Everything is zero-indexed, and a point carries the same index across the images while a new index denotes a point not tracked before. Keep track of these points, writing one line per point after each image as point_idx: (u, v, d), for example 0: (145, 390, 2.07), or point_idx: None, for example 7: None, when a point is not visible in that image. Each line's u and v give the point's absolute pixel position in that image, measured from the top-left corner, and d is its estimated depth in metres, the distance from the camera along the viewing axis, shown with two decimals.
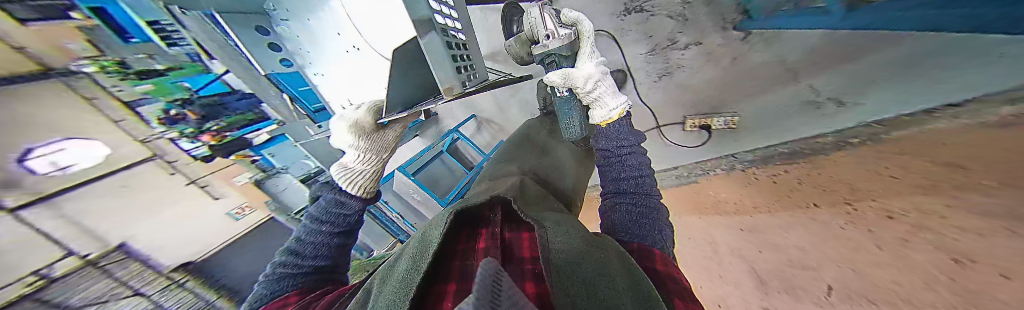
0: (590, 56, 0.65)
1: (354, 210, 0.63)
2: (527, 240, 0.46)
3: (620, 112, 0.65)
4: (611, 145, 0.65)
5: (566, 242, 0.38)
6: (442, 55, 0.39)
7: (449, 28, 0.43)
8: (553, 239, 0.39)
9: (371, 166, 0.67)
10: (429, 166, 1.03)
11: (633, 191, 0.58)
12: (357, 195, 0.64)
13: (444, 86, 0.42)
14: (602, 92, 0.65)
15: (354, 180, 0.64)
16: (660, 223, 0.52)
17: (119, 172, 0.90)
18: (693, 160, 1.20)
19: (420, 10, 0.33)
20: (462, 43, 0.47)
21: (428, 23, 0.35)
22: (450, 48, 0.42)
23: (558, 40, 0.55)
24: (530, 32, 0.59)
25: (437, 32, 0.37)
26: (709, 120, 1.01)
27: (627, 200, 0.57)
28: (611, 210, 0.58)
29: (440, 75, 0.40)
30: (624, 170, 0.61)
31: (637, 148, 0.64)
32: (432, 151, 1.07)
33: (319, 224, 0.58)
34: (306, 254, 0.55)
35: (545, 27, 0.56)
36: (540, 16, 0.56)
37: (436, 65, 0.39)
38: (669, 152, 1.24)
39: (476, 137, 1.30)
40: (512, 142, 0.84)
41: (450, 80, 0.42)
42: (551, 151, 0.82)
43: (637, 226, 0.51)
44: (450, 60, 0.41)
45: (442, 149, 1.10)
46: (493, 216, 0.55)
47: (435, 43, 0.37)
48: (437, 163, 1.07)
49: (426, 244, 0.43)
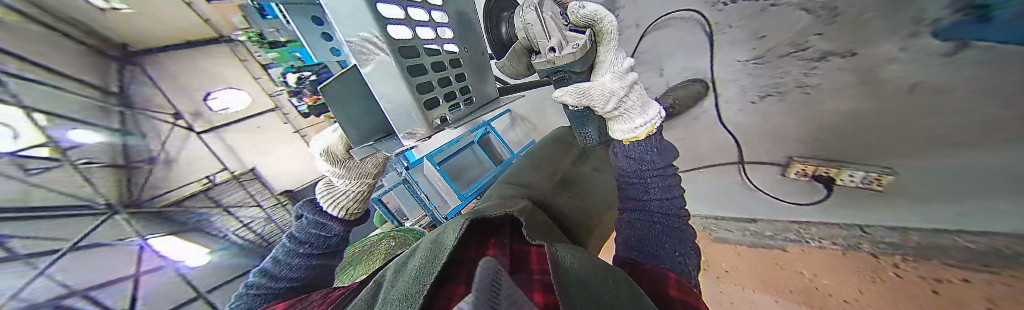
0: (617, 67, 0.44)
1: (334, 232, 0.54)
2: (536, 255, 0.39)
3: (652, 128, 0.48)
4: (633, 167, 0.48)
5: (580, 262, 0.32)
6: (402, 87, 0.25)
7: (426, 42, 0.31)
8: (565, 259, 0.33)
9: (359, 186, 0.54)
10: (457, 155, 1.03)
11: (659, 212, 0.44)
12: (341, 216, 0.54)
13: (403, 129, 0.28)
14: (631, 112, 0.47)
15: (336, 200, 0.53)
16: (682, 249, 0.39)
17: (248, 116, 1.68)
18: (777, 217, 0.81)
19: (358, 24, 0.22)
20: (450, 58, 0.36)
21: (378, 44, 0.23)
22: (409, 57, 0.28)
23: (571, 49, 0.35)
24: (524, 38, 0.38)
25: (392, 53, 0.24)
26: (832, 171, 0.61)
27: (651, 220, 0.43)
28: (625, 226, 0.46)
29: (396, 114, 0.27)
30: (650, 190, 0.46)
31: (669, 168, 0.47)
32: (462, 142, 1.07)
33: (297, 245, 0.49)
34: (280, 275, 0.46)
35: (547, 33, 0.35)
36: (544, 15, 0.35)
37: (390, 99, 0.26)
38: (743, 200, 0.88)
39: (506, 133, 1.24)
40: (527, 158, 0.73)
41: (412, 121, 0.27)
42: (575, 173, 0.69)
43: (655, 246, 0.40)
44: (411, 80, 0.27)
45: (471, 141, 1.10)
46: (505, 230, 0.48)
47: (388, 70, 0.24)
48: (467, 153, 1.07)
49: (439, 242, 0.38)
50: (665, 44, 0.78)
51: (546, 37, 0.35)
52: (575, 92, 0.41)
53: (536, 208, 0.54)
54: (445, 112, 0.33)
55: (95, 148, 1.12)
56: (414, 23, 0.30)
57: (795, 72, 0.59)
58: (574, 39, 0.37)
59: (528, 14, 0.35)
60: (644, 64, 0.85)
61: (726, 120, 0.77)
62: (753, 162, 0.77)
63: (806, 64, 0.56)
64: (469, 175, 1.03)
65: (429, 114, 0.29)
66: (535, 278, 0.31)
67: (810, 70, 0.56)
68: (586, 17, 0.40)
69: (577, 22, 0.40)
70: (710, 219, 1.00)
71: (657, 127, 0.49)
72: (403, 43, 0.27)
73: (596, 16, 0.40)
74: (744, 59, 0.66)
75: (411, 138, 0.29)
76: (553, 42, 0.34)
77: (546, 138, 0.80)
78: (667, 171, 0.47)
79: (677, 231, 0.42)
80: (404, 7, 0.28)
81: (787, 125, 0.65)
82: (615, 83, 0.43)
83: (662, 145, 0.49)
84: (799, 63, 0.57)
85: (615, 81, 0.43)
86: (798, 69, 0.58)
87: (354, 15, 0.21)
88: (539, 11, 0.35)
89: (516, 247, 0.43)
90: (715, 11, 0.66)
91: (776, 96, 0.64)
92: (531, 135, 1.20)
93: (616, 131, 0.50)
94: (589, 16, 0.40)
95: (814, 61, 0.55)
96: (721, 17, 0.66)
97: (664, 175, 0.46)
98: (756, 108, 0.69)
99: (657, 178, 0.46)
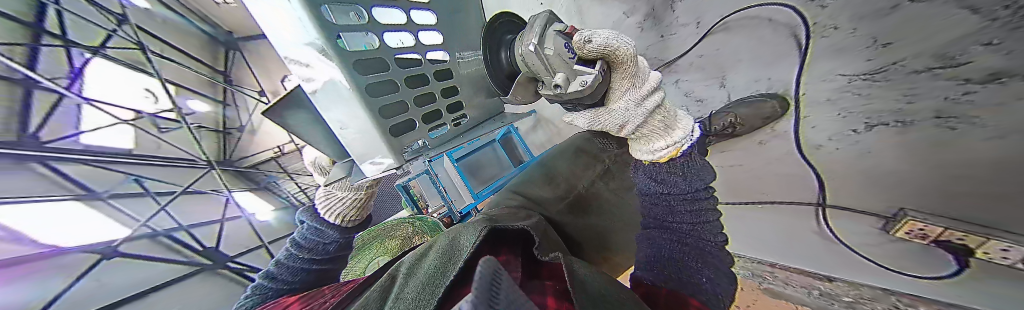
0: (635, 95, 0.36)
1: (333, 238, 0.56)
2: (549, 269, 0.30)
3: (679, 150, 0.41)
4: (654, 190, 0.40)
5: (599, 278, 0.23)
6: (361, 115, 0.21)
7: (400, 51, 0.28)
8: (583, 271, 0.24)
9: (356, 193, 0.55)
10: (480, 151, 1.02)
11: (681, 235, 0.33)
12: (338, 224, 0.57)
13: (366, 157, 0.26)
14: (651, 134, 0.41)
15: (332, 207, 0.55)
16: (710, 273, 0.27)
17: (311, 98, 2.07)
18: (874, 284, 0.59)
19: (299, 35, 0.15)
20: (433, 69, 0.34)
21: (329, 60, 0.17)
22: (370, 79, 0.22)
23: (578, 87, 0.30)
24: (526, 69, 0.34)
25: (350, 73, 0.18)
26: (982, 239, 0.37)
27: (667, 238, 0.33)
28: (645, 245, 0.35)
29: (359, 142, 0.24)
30: (679, 216, 0.35)
31: (706, 190, 0.37)
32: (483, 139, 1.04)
33: (298, 249, 0.50)
34: (283, 279, 0.44)
35: (549, 68, 0.30)
36: (547, 53, 0.30)
37: (349, 127, 0.22)
38: (798, 247, 0.72)
39: (529, 135, 1.26)
40: (540, 168, 0.68)
41: (376, 148, 0.25)
42: (592, 190, 0.63)
43: (685, 267, 0.28)
44: (374, 117, 0.22)
45: (494, 138, 1.07)
46: (519, 243, 0.38)
47: (341, 93, 0.19)
48: (487, 149, 1.05)
49: (454, 246, 0.30)
50: (733, 48, 0.67)
51: (551, 72, 0.31)
52: (588, 113, 0.37)
53: (548, 228, 0.46)
54: (421, 132, 0.31)
55: (205, 116, 1.56)
56: (382, 30, 0.25)
57: (934, 98, 0.38)
58: (582, 74, 0.31)
59: (528, 52, 0.30)
60: (700, 71, 0.75)
61: (809, 154, 0.63)
62: (841, 208, 0.60)
63: (956, 87, 0.35)
64: (485, 174, 1.02)
65: (396, 141, 0.26)
66: (551, 283, 0.24)
67: (964, 96, 0.35)
68: (597, 50, 0.30)
69: (585, 56, 0.30)
70: (763, 265, 0.83)
71: (683, 149, 0.41)
72: (368, 58, 0.22)
73: (609, 46, 0.30)
74: (851, 72, 0.50)
75: (376, 166, 0.27)
76: (558, 79, 0.29)
77: (559, 145, 0.73)
78: (700, 194, 0.36)
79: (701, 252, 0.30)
80: (368, 13, 0.23)
81: (882, 168, 0.50)
82: (634, 110, 0.36)
83: (691, 158, 0.41)
84: (943, 85, 0.37)
85: (634, 110, 0.36)
86: (945, 94, 0.37)
87: (289, 26, 0.15)
88: (540, 45, 0.30)
89: (529, 263, 0.34)
90: (816, 7, 0.52)
91: (894, 127, 0.45)
92: (555, 139, 1.18)
93: (640, 151, 0.44)
94: (601, 49, 0.30)
95: (963, 83, 0.34)
96: (823, 15, 0.51)
97: (694, 199, 0.36)
98: (857, 140, 0.53)
99: (684, 201, 0.36)
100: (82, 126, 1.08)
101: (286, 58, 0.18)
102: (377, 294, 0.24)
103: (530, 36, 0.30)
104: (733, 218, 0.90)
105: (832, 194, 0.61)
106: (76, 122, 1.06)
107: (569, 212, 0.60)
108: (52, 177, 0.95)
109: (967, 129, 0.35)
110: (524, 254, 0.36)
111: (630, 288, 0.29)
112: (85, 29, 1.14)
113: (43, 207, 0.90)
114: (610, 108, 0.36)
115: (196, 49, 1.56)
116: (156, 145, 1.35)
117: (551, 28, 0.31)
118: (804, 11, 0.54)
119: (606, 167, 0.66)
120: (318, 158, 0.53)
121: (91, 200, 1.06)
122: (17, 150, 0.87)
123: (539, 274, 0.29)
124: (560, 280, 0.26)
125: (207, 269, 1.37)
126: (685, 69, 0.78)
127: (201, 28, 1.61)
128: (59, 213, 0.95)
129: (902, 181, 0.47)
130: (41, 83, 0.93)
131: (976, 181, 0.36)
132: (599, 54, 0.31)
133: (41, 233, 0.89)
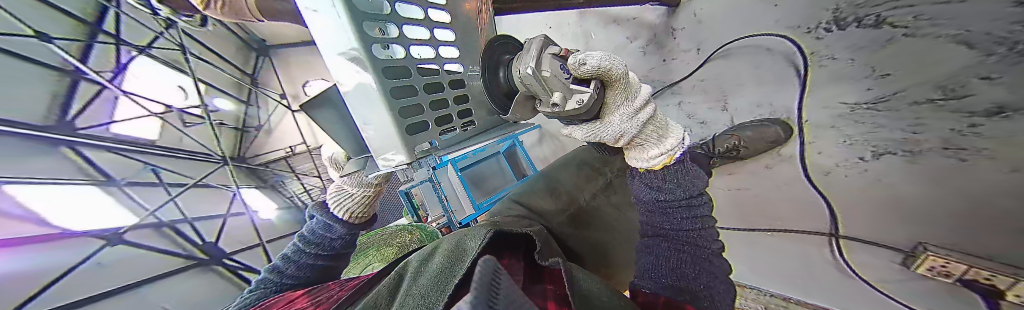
0: (628, 109, 0.35)
1: (338, 234, 0.53)
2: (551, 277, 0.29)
3: (671, 157, 0.39)
4: (648, 196, 0.39)
5: (606, 297, 0.23)
6: (383, 114, 0.21)
7: (421, 62, 0.28)
8: (592, 292, 0.23)
9: (365, 190, 0.52)
10: (484, 162, 1.04)
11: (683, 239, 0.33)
12: (346, 220, 0.54)
13: (380, 152, 0.25)
14: (645, 143, 0.38)
15: (342, 203, 0.53)
16: (710, 281, 0.27)
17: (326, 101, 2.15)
18: None
19: (339, 44, 0.17)
20: (449, 78, 0.34)
21: (361, 66, 0.18)
22: (393, 80, 0.23)
23: (575, 106, 0.28)
24: (524, 88, 0.30)
25: (378, 76, 0.19)
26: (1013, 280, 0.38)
27: (668, 246, 0.33)
28: (647, 252, 0.35)
29: (377, 137, 0.24)
30: (678, 223, 0.34)
31: (701, 197, 0.36)
32: (489, 151, 1.06)
33: (306, 244, 0.50)
34: (287, 274, 0.46)
35: (548, 89, 0.28)
36: (544, 75, 0.26)
37: (370, 123, 0.23)
38: (819, 282, 0.70)
39: (534, 148, 1.26)
40: (545, 179, 0.67)
41: (391, 146, 0.24)
42: (594, 204, 0.63)
43: (692, 268, 0.29)
44: (397, 116, 0.22)
45: (500, 150, 1.10)
46: (523, 250, 0.37)
47: (369, 96, 0.20)
48: (491, 162, 1.07)
49: (461, 247, 0.30)
50: (734, 72, 0.69)
51: (548, 93, 0.28)
52: (584, 126, 0.36)
53: (550, 236, 0.44)
54: (433, 135, 0.30)
55: (228, 114, 1.63)
56: (409, 42, 0.26)
57: (939, 128, 0.42)
58: (577, 93, 0.30)
59: (526, 76, 0.26)
60: (705, 94, 0.76)
61: (818, 183, 0.62)
62: (856, 239, 0.60)
63: (960, 119, 0.40)
64: (488, 186, 1.02)
65: (412, 140, 0.25)
66: (551, 287, 0.25)
67: (971, 129, 0.39)
68: (593, 71, 0.28)
69: (581, 76, 0.29)
70: (777, 299, 0.78)
71: (676, 157, 0.39)
72: (395, 64, 0.23)
73: (605, 66, 0.28)
74: (852, 101, 0.53)
75: (387, 162, 0.26)
76: (555, 99, 0.27)
77: (565, 157, 0.73)
78: (696, 202, 0.36)
79: (701, 260, 0.30)
80: (398, 24, 0.24)
81: (901, 199, 0.51)
82: (628, 123, 0.35)
83: (685, 165, 0.40)
84: (948, 117, 0.41)
85: (627, 123, 0.35)
86: (950, 126, 0.41)
87: (329, 30, 0.16)
88: (537, 68, 0.26)
89: (530, 268, 0.33)
90: (811, 39, 0.55)
91: (903, 156, 0.48)
92: (560, 153, 1.19)
93: (635, 158, 0.42)
94: (597, 69, 0.28)
95: (969, 116, 0.39)
96: (820, 46, 0.54)
97: (691, 206, 0.35)
98: (866, 168, 0.54)
99: (679, 208, 0.36)
100: (115, 116, 1.18)
101: (326, 61, 0.19)
102: (385, 291, 0.25)
103: (527, 59, 0.27)
104: (741, 248, 0.83)
105: (843, 223, 0.61)
106: (110, 113, 1.16)
107: (569, 224, 0.59)
108: (78, 162, 1.01)
109: (976, 161, 0.40)
110: (525, 259, 0.35)
111: (629, 297, 0.31)
112: (138, 30, 1.29)
113: (55, 190, 0.93)
114: (603, 122, 0.35)
115: (232, 54, 1.71)
116: (178, 140, 1.44)
117: (546, 51, 0.28)
118: (799, 41, 0.57)
119: (609, 181, 0.65)
120: (336, 155, 0.53)
121: (107, 186, 1.09)
122: (43, 133, 0.93)
123: (547, 283, 0.27)
124: (559, 283, 0.27)
125: (200, 264, 1.33)
126: (688, 91, 0.79)
127: (237, 35, 1.75)
128: (76, 197, 0.98)
129: (920, 205, 0.49)
130: (88, 75, 1.05)
131: (999, 211, 0.40)
132: (594, 74, 0.29)
133: (52, 215, 0.90)
